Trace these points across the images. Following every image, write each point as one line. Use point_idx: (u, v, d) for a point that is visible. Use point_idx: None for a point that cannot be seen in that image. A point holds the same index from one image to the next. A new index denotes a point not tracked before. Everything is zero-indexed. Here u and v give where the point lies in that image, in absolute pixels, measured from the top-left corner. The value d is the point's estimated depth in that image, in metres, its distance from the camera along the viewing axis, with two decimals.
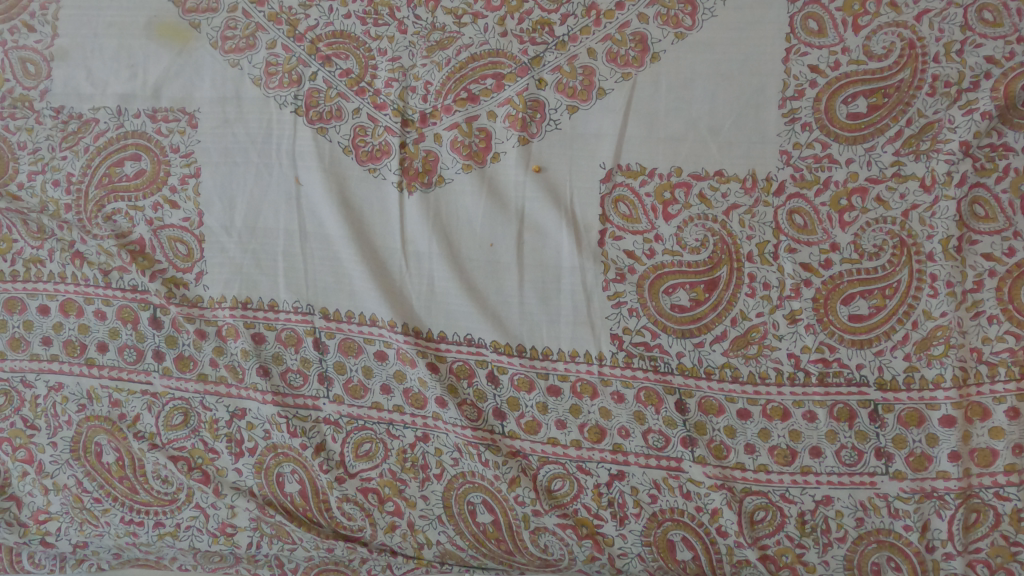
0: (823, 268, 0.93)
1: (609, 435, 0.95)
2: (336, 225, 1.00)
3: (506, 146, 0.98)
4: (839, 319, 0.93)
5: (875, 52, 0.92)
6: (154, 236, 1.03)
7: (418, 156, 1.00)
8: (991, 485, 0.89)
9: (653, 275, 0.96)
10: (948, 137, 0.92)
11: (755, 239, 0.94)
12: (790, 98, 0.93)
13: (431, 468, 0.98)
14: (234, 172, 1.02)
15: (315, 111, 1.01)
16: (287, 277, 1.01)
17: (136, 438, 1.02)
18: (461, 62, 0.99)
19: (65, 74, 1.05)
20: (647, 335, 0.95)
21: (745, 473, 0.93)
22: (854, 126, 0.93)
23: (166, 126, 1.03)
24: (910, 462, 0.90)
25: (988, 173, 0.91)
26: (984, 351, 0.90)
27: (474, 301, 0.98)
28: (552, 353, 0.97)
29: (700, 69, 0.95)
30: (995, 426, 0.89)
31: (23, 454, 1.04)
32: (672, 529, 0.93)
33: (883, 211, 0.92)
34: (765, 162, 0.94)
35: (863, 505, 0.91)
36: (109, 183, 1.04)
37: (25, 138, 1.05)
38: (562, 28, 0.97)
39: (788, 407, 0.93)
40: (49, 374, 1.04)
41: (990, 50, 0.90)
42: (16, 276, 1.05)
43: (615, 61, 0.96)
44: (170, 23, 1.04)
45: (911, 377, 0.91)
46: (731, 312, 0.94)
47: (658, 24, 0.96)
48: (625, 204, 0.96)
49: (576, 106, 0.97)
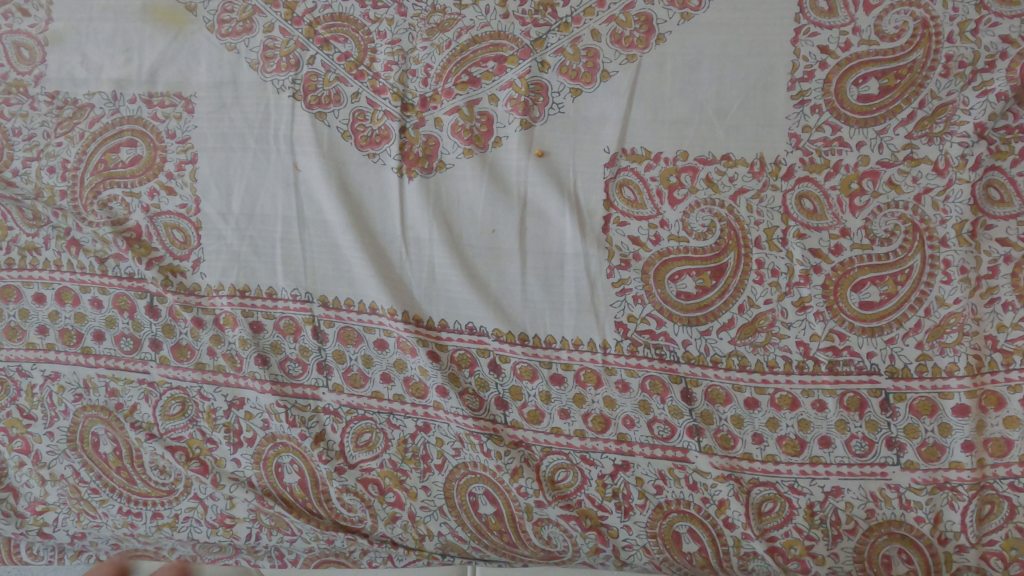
0: (833, 254, 0.91)
1: (613, 425, 0.93)
2: (335, 211, 0.98)
3: (508, 130, 0.96)
4: (849, 305, 0.90)
5: (887, 32, 0.90)
6: (151, 224, 1.02)
7: (418, 141, 0.98)
8: (1006, 475, 0.87)
9: (659, 261, 0.94)
10: (962, 119, 0.89)
11: (763, 224, 0.92)
12: (799, 80, 0.91)
13: (432, 459, 0.97)
14: (231, 158, 1.00)
15: (314, 96, 0.99)
16: (285, 265, 0.99)
17: (133, 429, 1.01)
18: (462, 44, 0.97)
19: (60, 59, 1.03)
20: (653, 323, 0.93)
21: (753, 464, 0.91)
22: (865, 108, 0.90)
23: (163, 111, 1.02)
24: (923, 453, 0.88)
25: (1003, 156, 0.89)
26: (998, 338, 0.88)
27: (475, 288, 0.96)
28: (554, 341, 0.95)
29: (707, 50, 0.92)
30: (1011, 415, 0.87)
31: (19, 444, 1.03)
32: (678, 521, 0.92)
33: (895, 195, 0.90)
34: (774, 145, 0.92)
35: (874, 497, 0.88)
36: (105, 170, 1.02)
37: (20, 124, 1.04)
38: (565, 9, 0.95)
39: (797, 396, 0.90)
40: (45, 364, 1.03)
41: (1006, 30, 0.88)
42: (11, 264, 1.03)
43: (620, 43, 0.94)
44: (166, 6, 1.02)
45: (923, 365, 0.89)
46: (738, 299, 0.92)
47: (664, 4, 0.93)
48: (630, 189, 0.94)
49: (579, 89, 0.95)
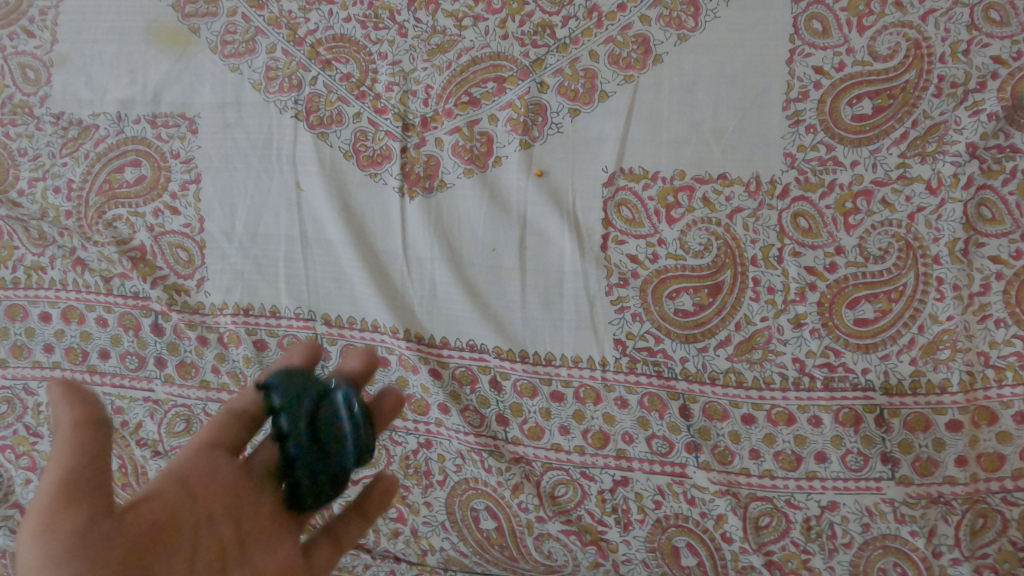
0: (828, 271, 0.92)
1: (612, 441, 0.94)
2: (338, 230, 0.99)
3: (508, 150, 0.98)
4: (844, 322, 0.92)
5: (880, 53, 0.92)
6: (155, 243, 1.03)
7: (419, 161, 0.99)
8: (998, 490, 0.88)
9: (657, 279, 0.95)
10: (954, 139, 0.90)
11: (759, 243, 0.93)
12: (794, 100, 0.93)
13: (434, 474, 0.98)
14: (234, 177, 1.01)
15: (316, 116, 1.01)
16: (288, 283, 1.01)
17: (138, 446, 1.02)
18: (462, 65, 0.99)
19: (65, 80, 1.05)
20: (651, 341, 0.95)
21: (750, 479, 0.92)
22: (859, 128, 0.92)
23: (167, 131, 1.03)
24: (917, 467, 0.89)
25: (995, 174, 0.90)
26: (990, 355, 0.89)
27: (476, 306, 0.97)
28: (554, 358, 0.96)
29: (703, 70, 0.94)
30: (1003, 430, 0.88)
31: (26, 461, 1.04)
32: (676, 535, 0.93)
33: (888, 214, 0.92)
34: (769, 164, 0.93)
35: (869, 511, 0.90)
36: (110, 190, 1.04)
37: (26, 145, 1.06)
38: (563, 31, 0.97)
39: (793, 412, 0.92)
40: (51, 382, 1.04)
41: (997, 50, 0.89)
42: (17, 284, 1.05)
43: (617, 64, 0.96)
44: (169, 28, 1.03)
45: (917, 381, 0.90)
46: (735, 317, 0.94)
47: (661, 26, 0.95)
48: (628, 208, 0.96)
49: (577, 109, 0.97)
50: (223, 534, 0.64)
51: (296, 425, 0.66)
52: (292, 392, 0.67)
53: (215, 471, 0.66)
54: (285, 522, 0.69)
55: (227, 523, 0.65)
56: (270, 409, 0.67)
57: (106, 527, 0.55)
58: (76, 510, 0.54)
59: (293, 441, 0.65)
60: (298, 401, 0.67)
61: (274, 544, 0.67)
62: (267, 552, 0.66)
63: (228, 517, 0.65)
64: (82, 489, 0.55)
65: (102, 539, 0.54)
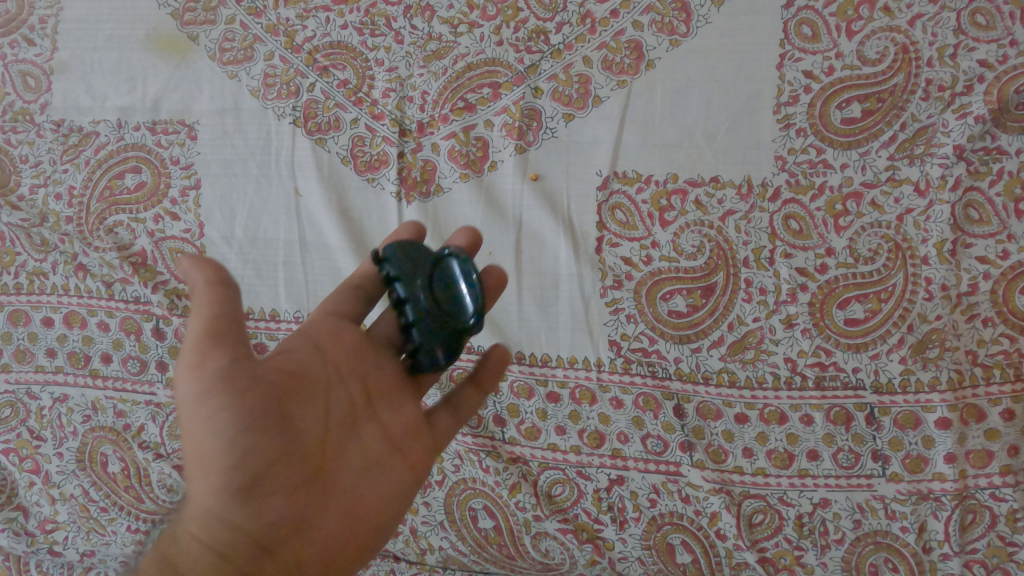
0: (819, 272, 0.94)
1: (608, 441, 0.96)
2: (336, 235, 1.00)
3: (503, 155, 0.99)
4: (835, 322, 0.94)
5: (868, 58, 0.93)
6: (156, 249, 1.04)
7: (416, 166, 1.01)
8: (987, 486, 0.89)
9: (650, 281, 0.97)
10: (942, 141, 0.92)
11: (751, 245, 0.95)
12: (784, 104, 0.94)
13: (432, 475, 0.99)
14: (233, 183, 1.03)
15: (314, 122, 1.02)
16: (287, 287, 1.02)
17: (140, 449, 1.04)
18: (457, 71, 1.00)
19: (65, 88, 1.06)
20: (645, 342, 0.96)
21: (744, 477, 0.94)
22: (848, 131, 0.93)
23: (166, 138, 1.04)
24: (907, 464, 0.91)
25: (982, 176, 0.91)
26: (979, 353, 0.91)
27: None
28: (551, 360, 0.98)
29: (694, 76, 0.96)
30: (992, 427, 0.90)
31: (30, 464, 1.06)
32: (672, 533, 0.94)
33: (878, 215, 0.93)
34: (760, 168, 0.95)
35: (860, 508, 0.91)
36: (111, 196, 1.05)
37: (27, 152, 1.07)
38: (558, 37, 0.98)
39: (785, 411, 0.93)
40: (54, 386, 1.06)
41: (984, 54, 0.91)
42: (19, 289, 1.06)
43: (611, 69, 0.97)
44: (169, 36, 1.05)
45: (907, 379, 0.92)
46: (727, 318, 0.95)
47: (653, 32, 0.96)
48: (622, 211, 0.97)
49: (572, 114, 0.98)
50: (351, 389, 0.69)
51: (414, 291, 0.70)
52: (409, 263, 0.71)
53: (341, 332, 0.71)
54: (408, 383, 0.73)
55: (355, 379, 0.69)
56: (389, 280, 0.71)
57: (251, 367, 0.62)
58: (224, 350, 0.61)
59: (411, 304, 0.69)
60: (415, 268, 0.71)
61: (399, 403, 0.71)
62: (394, 408, 0.71)
63: (356, 375, 0.70)
64: (227, 335, 0.62)
65: (244, 377, 0.61)
